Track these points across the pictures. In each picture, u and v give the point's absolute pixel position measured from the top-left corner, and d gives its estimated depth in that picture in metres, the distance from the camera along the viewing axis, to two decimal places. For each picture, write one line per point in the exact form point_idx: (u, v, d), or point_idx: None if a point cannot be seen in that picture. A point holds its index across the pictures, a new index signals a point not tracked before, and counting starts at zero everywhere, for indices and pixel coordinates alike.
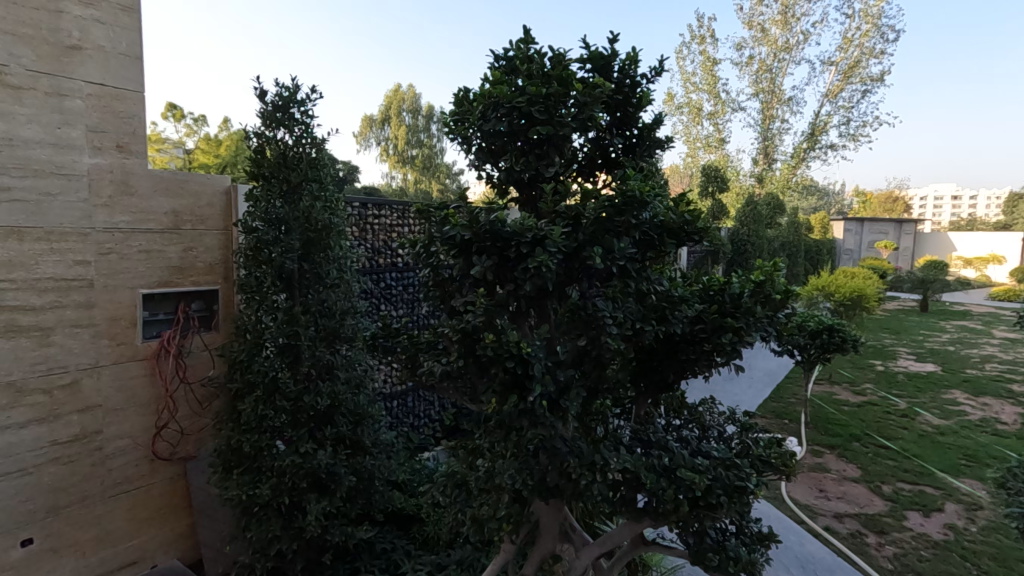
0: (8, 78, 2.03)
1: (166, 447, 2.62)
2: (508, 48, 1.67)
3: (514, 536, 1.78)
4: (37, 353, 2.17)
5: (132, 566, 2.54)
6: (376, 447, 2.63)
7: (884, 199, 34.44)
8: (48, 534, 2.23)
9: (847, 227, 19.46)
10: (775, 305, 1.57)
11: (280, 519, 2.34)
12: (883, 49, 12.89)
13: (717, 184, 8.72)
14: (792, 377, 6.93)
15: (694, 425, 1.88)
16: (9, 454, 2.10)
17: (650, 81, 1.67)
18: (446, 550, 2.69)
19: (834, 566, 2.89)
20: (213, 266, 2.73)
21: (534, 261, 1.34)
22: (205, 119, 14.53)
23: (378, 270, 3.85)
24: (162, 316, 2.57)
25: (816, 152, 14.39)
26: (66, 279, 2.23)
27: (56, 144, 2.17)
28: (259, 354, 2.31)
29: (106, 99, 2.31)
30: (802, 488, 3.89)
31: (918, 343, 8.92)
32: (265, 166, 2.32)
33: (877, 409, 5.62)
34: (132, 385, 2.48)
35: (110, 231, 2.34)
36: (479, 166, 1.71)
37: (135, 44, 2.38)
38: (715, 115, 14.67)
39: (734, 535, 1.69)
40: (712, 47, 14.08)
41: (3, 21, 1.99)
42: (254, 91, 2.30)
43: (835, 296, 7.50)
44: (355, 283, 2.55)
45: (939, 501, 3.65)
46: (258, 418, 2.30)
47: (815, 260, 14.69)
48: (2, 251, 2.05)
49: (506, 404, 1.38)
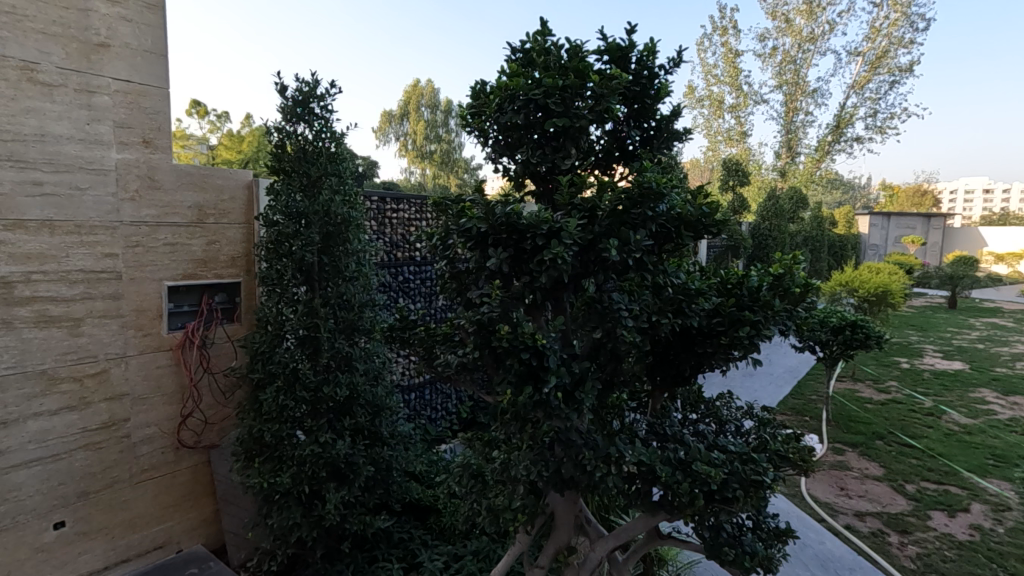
0: (39, 76, 2.09)
1: (191, 435, 2.69)
2: (525, 40, 1.67)
3: (529, 528, 1.80)
4: (68, 343, 2.24)
5: (159, 550, 2.61)
6: (393, 438, 2.66)
7: (912, 193, 33.56)
8: (79, 518, 2.31)
9: (873, 221, 19.13)
10: (794, 299, 1.55)
11: (300, 507, 2.37)
12: (912, 38, 12.53)
13: (738, 178, 8.54)
14: (814, 373, 6.81)
15: (711, 420, 1.86)
16: (42, 440, 2.18)
17: (668, 72, 1.65)
18: (462, 541, 2.72)
19: (855, 566, 2.84)
20: (236, 259, 2.78)
21: (549, 253, 1.33)
22: (227, 115, 14.79)
23: (396, 263, 3.89)
24: (186, 308, 2.63)
25: (841, 145, 14.08)
26: (95, 272, 2.29)
27: (85, 140, 2.23)
28: (279, 345, 2.36)
29: (133, 96, 2.37)
30: (823, 487, 3.82)
31: (946, 341, 8.68)
32: (285, 160, 2.37)
33: (901, 407, 5.49)
34: (157, 375, 2.54)
35: (136, 225, 2.40)
36: (495, 159, 1.72)
37: (160, 41, 2.42)
38: (737, 108, 14.45)
39: (751, 530, 1.67)
40: (734, 38, 13.84)
41: (35, 20, 2.06)
42: (275, 86, 2.33)
43: (859, 292, 7.34)
44: (373, 276, 2.59)
45: (964, 501, 3.57)
46: (279, 408, 2.34)
47: (840, 256, 14.44)
48: (34, 244, 2.12)
49: (521, 395, 1.40)
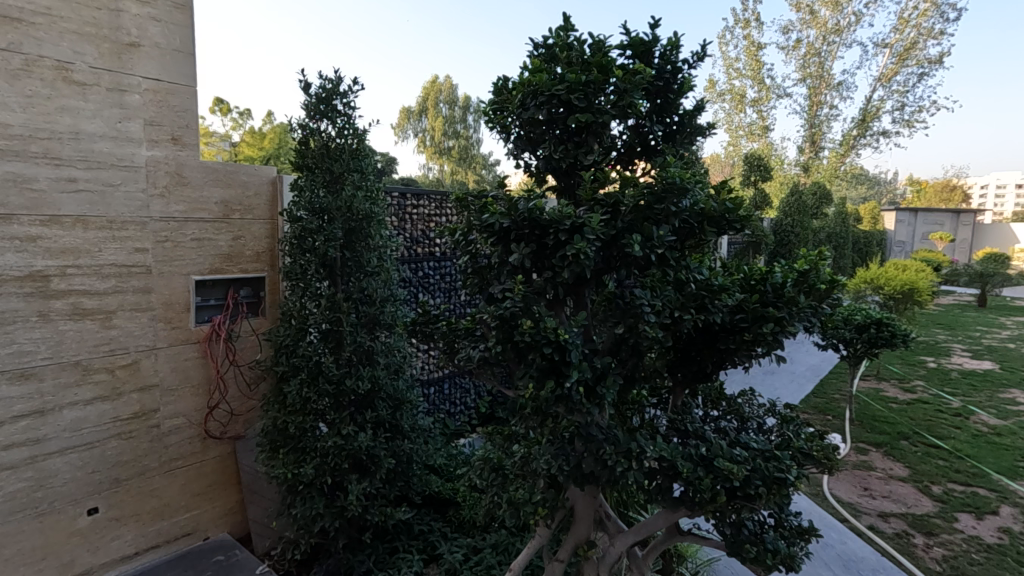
0: (74, 76, 2.15)
1: (217, 426, 2.76)
2: (547, 35, 1.67)
3: (549, 521, 1.80)
4: (101, 335, 2.30)
5: (187, 537, 2.69)
6: (414, 431, 2.70)
7: (940, 188, 32.66)
8: (112, 504, 2.39)
9: (899, 217, 18.80)
10: (819, 295, 1.54)
11: (322, 497, 2.40)
12: (943, 29, 12.16)
13: (761, 173, 8.39)
14: (838, 372, 6.70)
15: (733, 416, 1.85)
16: (77, 429, 2.26)
17: (692, 66, 1.64)
18: (481, 534, 2.74)
19: (878, 567, 2.80)
20: (260, 254, 2.83)
21: (572, 248, 1.34)
22: (250, 112, 15.03)
23: (417, 259, 3.91)
24: (213, 301, 2.69)
25: (866, 140, 13.77)
26: (127, 266, 2.36)
27: (117, 137, 2.29)
28: (303, 339, 2.39)
29: (162, 94, 2.42)
30: (846, 487, 3.77)
31: (975, 340, 8.47)
32: (309, 156, 2.40)
33: (928, 407, 5.37)
34: (185, 367, 2.60)
35: (165, 221, 2.46)
36: (517, 154, 1.74)
37: (188, 40, 2.47)
38: (759, 101, 14.20)
39: (773, 528, 1.66)
40: (757, 31, 13.58)
41: (69, 21, 2.12)
42: (299, 83, 2.36)
43: (885, 289, 7.18)
44: (394, 271, 2.61)
45: (993, 503, 3.50)
46: (302, 400, 2.38)
47: (864, 253, 14.17)
48: (68, 238, 2.18)
49: (543, 389, 1.41)
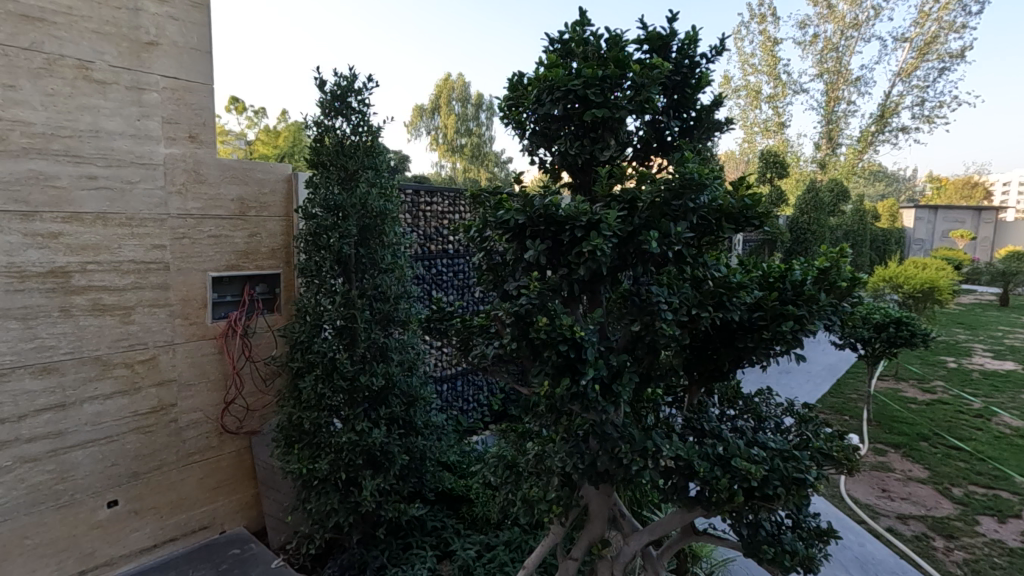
0: (94, 75, 2.18)
1: (233, 421, 2.79)
2: (563, 30, 1.66)
3: (563, 519, 1.79)
4: (120, 330, 2.34)
5: (204, 531, 2.72)
6: (427, 428, 2.70)
7: (961, 186, 32.04)
8: (131, 497, 2.43)
9: (918, 215, 18.49)
10: (840, 293, 1.52)
11: (337, 492, 2.41)
12: (964, 23, 11.89)
13: (777, 169, 8.27)
14: (855, 372, 6.61)
15: (750, 416, 1.82)
16: (97, 422, 2.29)
17: (711, 61, 1.62)
18: (494, 531, 2.75)
19: (896, 569, 2.76)
20: (275, 251, 2.85)
21: (588, 245, 1.33)
22: (265, 111, 15.21)
23: (430, 256, 3.92)
24: (229, 298, 2.71)
25: (885, 136, 13.53)
26: (145, 262, 2.39)
27: (135, 135, 2.31)
28: (318, 335, 2.41)
29: (179, 92, 2.44)
30: (863, 488, 3.71)
31: (997, 340, 8.30)
32: (324, 154, 2.41)
33: (948, 408, 5.27)
34: (202, 362, 2.63)
35: (183, 217, 2.49)
36: (532, 151, 1.72)
37: (205, 38, 2.49)
38: (775, 97, 14.02)
39: (790, 529, 1.63)
40: (773, 26, 13.40)
41: (89, 20, 2.14)
42: (314, 81, 2.37)
43: (904, 288, 7.06)
44: (408, 268, 2.62)
45: (1016, 507, 3.42)
46: (317, 396, 2.39)
47: (882, 252, 13.95)
48: (88, 235, 2.21)
49: (558, 387, 1.40)
